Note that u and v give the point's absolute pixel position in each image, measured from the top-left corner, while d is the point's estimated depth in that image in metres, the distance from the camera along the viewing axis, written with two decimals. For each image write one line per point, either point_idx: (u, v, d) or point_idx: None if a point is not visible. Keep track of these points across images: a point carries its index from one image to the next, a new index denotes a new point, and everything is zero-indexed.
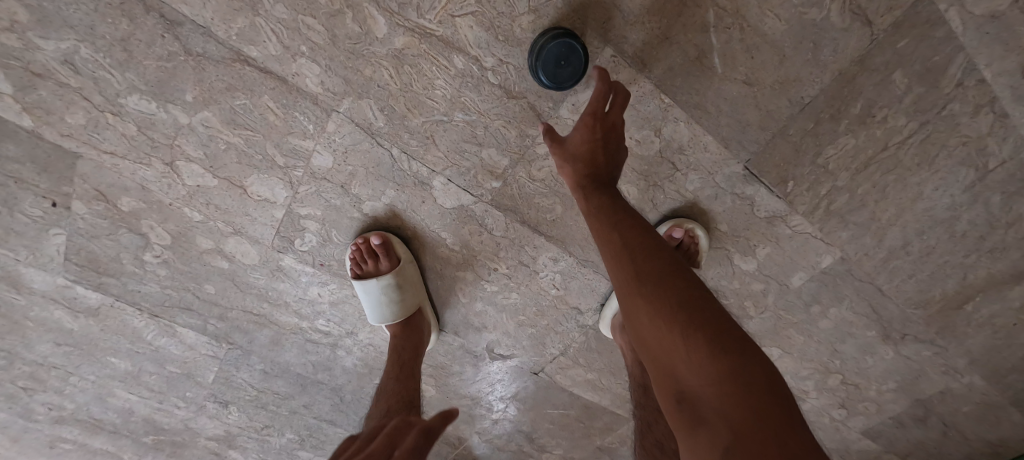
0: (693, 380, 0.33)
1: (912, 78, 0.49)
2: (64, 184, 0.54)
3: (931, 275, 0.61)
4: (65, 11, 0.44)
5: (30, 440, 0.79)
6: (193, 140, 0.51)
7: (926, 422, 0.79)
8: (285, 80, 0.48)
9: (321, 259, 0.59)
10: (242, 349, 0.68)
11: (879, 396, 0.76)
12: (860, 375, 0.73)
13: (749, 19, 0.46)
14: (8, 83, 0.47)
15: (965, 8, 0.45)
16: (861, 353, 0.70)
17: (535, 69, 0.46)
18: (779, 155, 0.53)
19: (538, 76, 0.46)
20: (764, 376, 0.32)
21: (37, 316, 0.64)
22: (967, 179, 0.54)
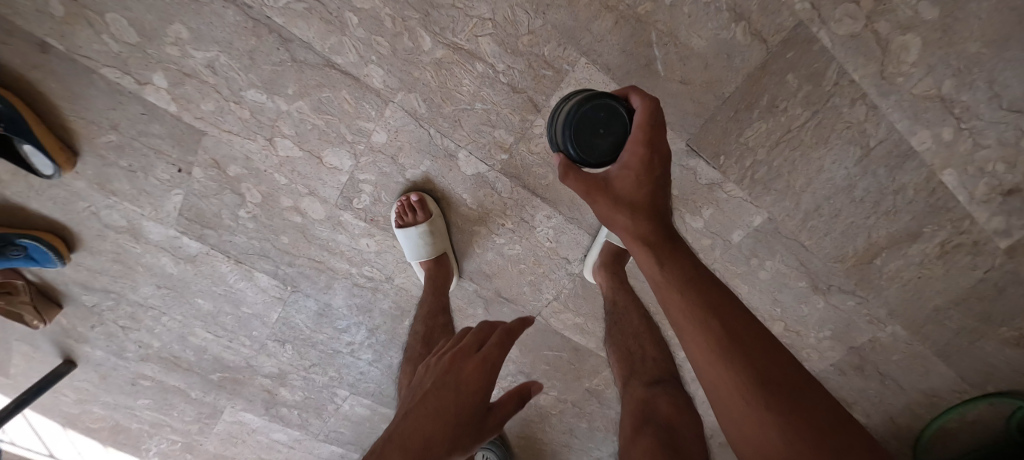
0: (769, 434, 0.36)
1: (801, 78, 0.69)
2: (190, 154, 0.74)
3: (842, 233, 0.80)
4: (214, 31, 0.66)
5: (116, 377, 0.98)
6: (287, 123, 0.72)
7: (864, 371, 0.94)
8: (358, 79, 0.68)
9: (371, 215, 0.79)
10: (303, 293, 0.86)
11: (819, 344, 0.91)
12: (800, 323, 0.89)
13: (681, 37, 0.66)
14: (165, 82, 0.69)
15: (832, 31, 0.66)
16: (798, 303, 0.87)
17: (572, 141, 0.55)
18: (712, 135, 0.72)
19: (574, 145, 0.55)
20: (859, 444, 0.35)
21: (147, 262, 0.84)
22: (856, 155, 0.74)
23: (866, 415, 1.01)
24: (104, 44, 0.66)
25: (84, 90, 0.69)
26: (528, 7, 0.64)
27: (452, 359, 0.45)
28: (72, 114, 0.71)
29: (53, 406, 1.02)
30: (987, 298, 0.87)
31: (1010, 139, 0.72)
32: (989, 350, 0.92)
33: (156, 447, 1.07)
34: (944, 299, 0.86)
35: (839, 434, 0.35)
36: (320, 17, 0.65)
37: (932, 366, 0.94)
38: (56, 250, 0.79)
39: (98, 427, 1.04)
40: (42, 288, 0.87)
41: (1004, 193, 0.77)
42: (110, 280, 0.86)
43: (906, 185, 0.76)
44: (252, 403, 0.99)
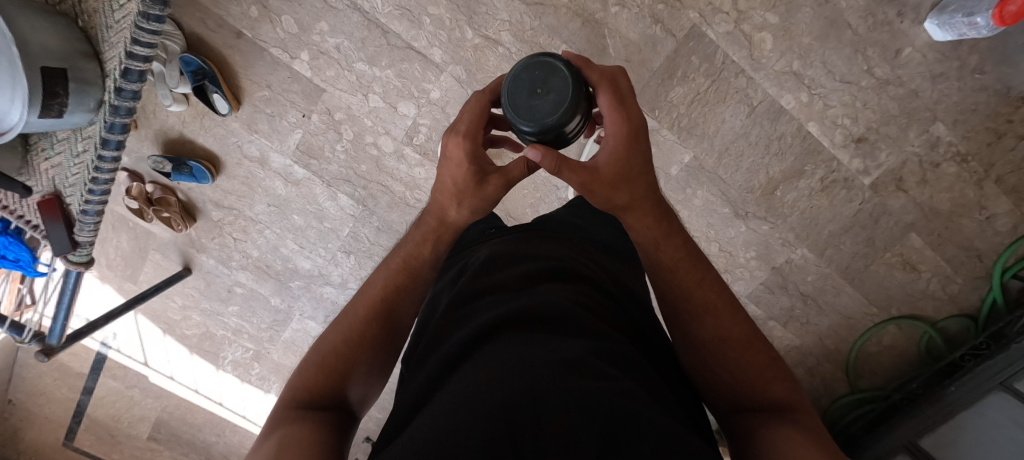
0: (709, 332, 0.59)
1: (701, 60, 1.10)
2: (313, 104, 1.15)
3: (748, 169, 1.17)
4: (342, 26, 1.09)
5: (217, 286, 1.30)
6: (378, 85, 1.13)
7: (785, 288, 1.26)
8: (426, 57, 1.11)
9: (423, 150, 1.17)
10: (370, 211, 1.22)
11: (747, 262, 1.25)
12: (730, 243, 1.24)
13: (623, 34, 1.09)
14: (307, 57, 1.12)
15: (715, 30, 1.08)
16: (726, 225, 1.22)
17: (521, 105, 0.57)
18: (648, 95, 1.14)
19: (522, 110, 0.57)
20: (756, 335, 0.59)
21: (265, 185, 1.22)
22: (746, 111, 1.13)
23: (797, 333, 1.31)
24: (276, 33, 1.10)
25: (256, 61, 1.12)
26: (531, 14, 1.08)
27: (478, 137, 0.60)
28: (246, 77, 1.14)
29: (163, 312, 1.35)
30: (868, 226, 1.19)
31: (847, 102, 1.11)
32: (882, 274, 1.22)
33: (232, 355, 1.36)
34: (833, 226, 1.19)
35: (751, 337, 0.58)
36: (408, 19, 1.08)
37: (841, 288, 1.25)
38: (209, 169, 1.18)
39: (192, 332, 1.36)
40: (186, 205, 1.24)
41: (855, 141, 1.13)
42: (236, 199, 1.23)
43: (785, 134, 1.14)
44: (316, 312, 1.30)
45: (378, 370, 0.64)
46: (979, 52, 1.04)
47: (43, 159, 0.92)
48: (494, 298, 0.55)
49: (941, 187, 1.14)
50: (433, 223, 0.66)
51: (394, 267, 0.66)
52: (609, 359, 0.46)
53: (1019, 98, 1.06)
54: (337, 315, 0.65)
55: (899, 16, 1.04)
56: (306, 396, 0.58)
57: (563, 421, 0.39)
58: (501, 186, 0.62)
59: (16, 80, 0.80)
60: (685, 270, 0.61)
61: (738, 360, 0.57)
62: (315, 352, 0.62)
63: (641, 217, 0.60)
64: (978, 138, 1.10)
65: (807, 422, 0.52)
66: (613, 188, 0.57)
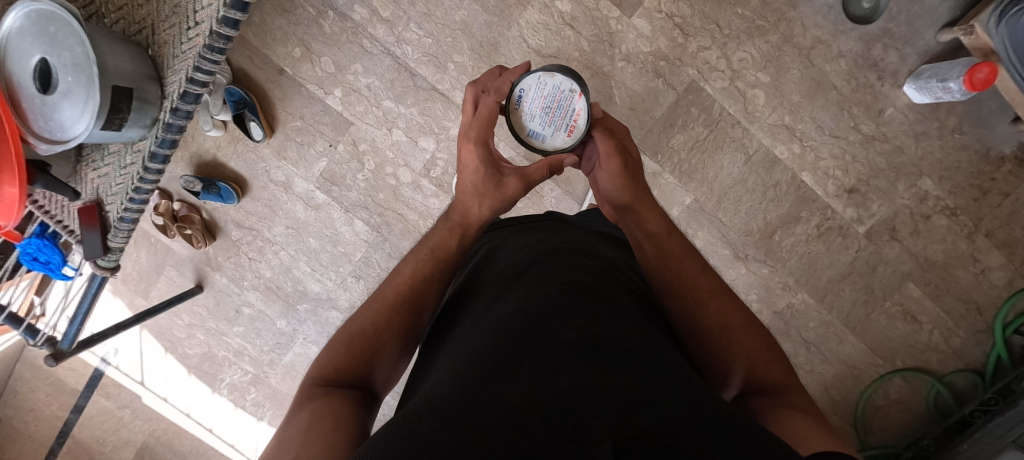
0: (722, 317, 0.61)
1: (701, 111, 1.20)
2: (341, 136, 1.25)
3: (746, 213, 1.24)
4: (375, 68, 1.21)
5: (226, 306, 1.37)
6: (402, 120, 1.23)
7: (789, 334, 1.29)
8: (447, 97, 1.22)
9: (439, 181, 1.25)
10: (383, 238, 1.29)
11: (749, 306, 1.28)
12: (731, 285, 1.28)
13: (629, 85, 1.20)
14: (339, 93, 1.23)
15: (712, 86, 1.19)
16: (727, 267, 1.27)
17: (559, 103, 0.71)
18: (651, 141, 1.23)
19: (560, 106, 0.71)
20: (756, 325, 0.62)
21: (288, 208, 1.29)
22: (742, 159, 1.21)
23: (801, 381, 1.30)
24: (315, 72, 1.22)
25: (293, 95, 1.23)
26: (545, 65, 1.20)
27: (490, 144, 0.66)
28: (282, 109, 1.24)
29: (167, 330, 1.40)
30: (865, 274, 1.23)
31: (837, 155, 1.19)
32: (883, 323, 1.25)
33: (229, 378, 1.41)
34: (832, 272, 1.24)
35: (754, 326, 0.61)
36: (434, 64, 1.20)
37: (844, 337, 1.27)
38: (236, 190, 1.26)
39: (194, 352, 1.41)
40: (209, 224, 1.31)
41: (847, 192, 1.21)
42: (256, 220, 1.30)
43: (780, 182, 1.22)
44: (320, 336, 1.35)
45: (398, 354, 0.63)
46: (956, 115, 1.13)
47: (92, 169, 0.96)
48: (508, 274, 0.60)
49: (934, 238, 1.19)
50: (457, 220, 0.68)
51: (422, 256, 0.67)
52: (617, 321, 0.49)
53: (998, 157, 1.14)
54: (364, 301, 0.65)
55: (879, 80, 1.15)
56: (331, 373, 0.57)
57: (562, 361, 0.41)
58: (520, 185, 0.66)
59: (90, 94, 0.82)
60: (689, 258, 0.65)
61: (741, 344, 0.59)
62: (342, 334, 0.62)
63: (649, 208, 0.67)
64: (965, 194, 1.16)
65: (803, 404, 0.53)
66: (630, 181, 0.66)
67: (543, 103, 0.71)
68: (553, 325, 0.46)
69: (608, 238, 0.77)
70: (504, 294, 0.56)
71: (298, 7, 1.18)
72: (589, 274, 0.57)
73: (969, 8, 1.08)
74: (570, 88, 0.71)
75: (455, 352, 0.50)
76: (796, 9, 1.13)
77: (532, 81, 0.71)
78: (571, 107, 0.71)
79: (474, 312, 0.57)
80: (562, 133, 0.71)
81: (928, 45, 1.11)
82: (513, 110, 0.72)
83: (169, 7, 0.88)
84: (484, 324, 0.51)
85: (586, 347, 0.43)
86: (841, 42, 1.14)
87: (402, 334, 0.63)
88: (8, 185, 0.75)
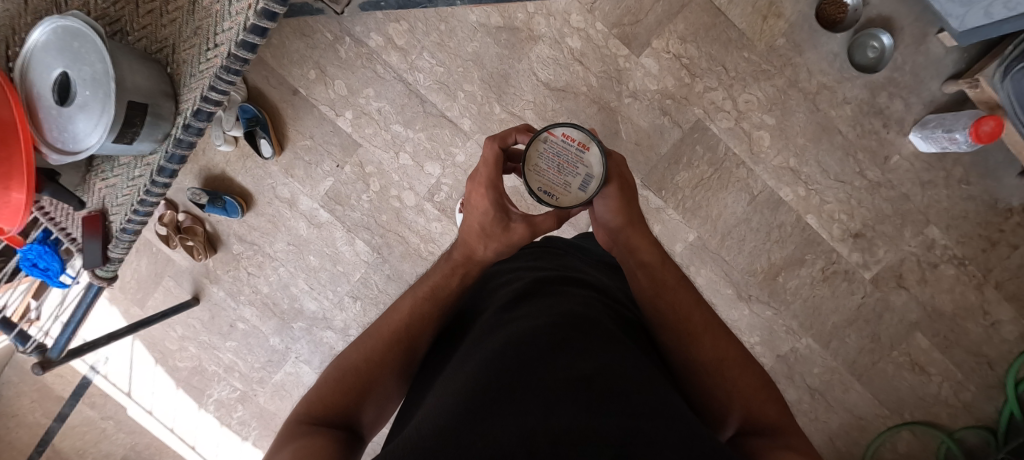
0: (716, 352, 0.59)
1: (706, 149, 1.21)
2: (348, 156, 1.26)
3: (750, 252, 1.23)
4: (387, 93, 1.24)
5: (221, 320, 1.36)
6: (410, 145, 1.25)
7: (793, 380, 1.25)
8: (456, 124, 1.23)
9: (443, 205, 1.26)
10: (383, 259, 1.29)
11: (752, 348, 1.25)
12: (734, 325, 1.25)
13: (635, 120, 1.21)
14: (350, 116, 1.25)
15: (718, 125, 1.20)
16: (729, 307, 1.25)
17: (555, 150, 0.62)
18: (657, 176, 1.23)
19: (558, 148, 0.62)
20: (756, 367, 0.60)
21: (291, 225, 1.30)
22: (747, 198, 1.21)
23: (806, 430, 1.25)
24: (328, 94, 1.25)
25: (305, 115, 1.26)
26: (553, 97, 1.22)
27: (502, 190, 0.62)
28: (294, 128, 1.27)
29: (160, 341, 1.39)
30: (872, 321, 1.21)
31: (843, 199, 1.19)
32: (890, 373, 1.22)
33: (217, 394, 1.38)
34: (837, 318, 1.22)
35: (753, 367, 0.59)
36: (444, 92, 1.23)
37: (850, 385, 1.23)
38: (242, 204, 1.27)
39: (184, 365, 1.39)
40: (211, 237, 1.32)
41: (853, 236, 1.20)
42: (259, 235, 1.31)
43: (784, 223, 1.21)
44: (313, 356, 1.34)
45: (389, 390, 0.61)
46: (962, 165, 1.13)
47: (100, 179, 0.96)
48: (501, 305, 0.59)
49: (942, 288, 1.18)
50: (459, 259, 0.68)
51: (421, 293, 0.67)
52: (614, 356, 0.47)
53: (1006, 209, 1.13)
54: (359, 336, 0.65)
55: (885, 127, 1.15)
56: (318, 410, 0.55)
57: (556, 400, 0.40)
58: (528, 233, 0.63)
59: (106, 109, 0.83)
60: (683, 290, 0.64)
61: (735, 380, 0.57)
62: (333, 369, 0.61)
63: (643, 238, 0.65)
64: (973, 244, 1.15)
65: (800, 445, 0.50)
66: (629, 211, 0.64)
67: (554, 168, 0.62)
68: (543, 361, 0.45)
69: (606, 266, 0.77)
70: (496, 327, 0.54)
71: (317, 32, 1.22)
72: (583, 306, 0.56)
73: (973, 62, 1.09)
74: (543, 138, 0.62)
75: (443, 388, 0.49)
76: (801, 55, 1.15)
77: (528, 174, 0.62)
78: (562, 140, 0.62)
79: (466, 344, 0.56)
80: (585, 154, 0.61)
81: (934, 96, 1.12)
82: (552, 202, 0.61)
83: (192, 27, 0.91)
84: (475, 359, 0.50)
85: (578, 384, 0.41)
86: (846, 88, 1.15)
87: (394, 371, 0.61)
88: (16, 192, 0.74)
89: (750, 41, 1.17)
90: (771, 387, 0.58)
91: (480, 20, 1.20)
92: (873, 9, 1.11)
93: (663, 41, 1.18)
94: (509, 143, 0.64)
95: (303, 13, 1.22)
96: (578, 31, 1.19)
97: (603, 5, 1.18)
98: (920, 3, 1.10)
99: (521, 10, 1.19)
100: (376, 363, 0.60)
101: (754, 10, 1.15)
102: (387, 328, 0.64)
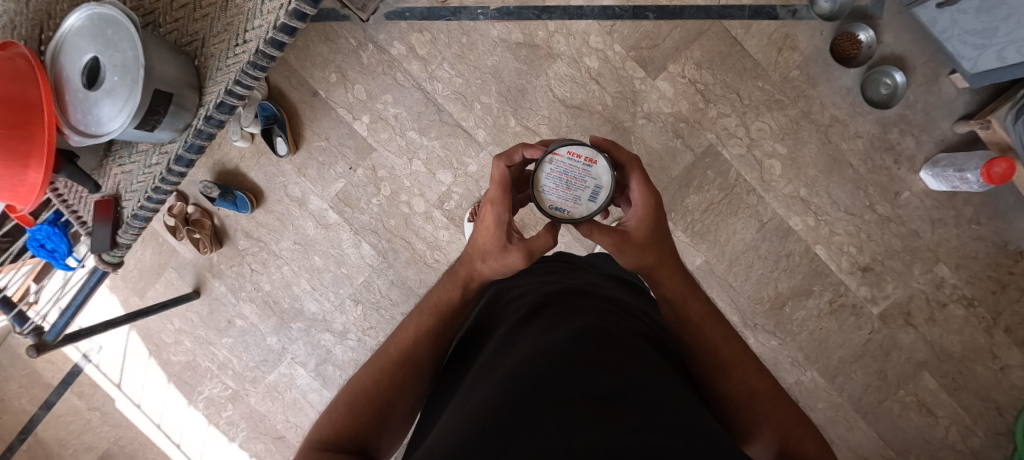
0: (746, 385, 0.58)
1: (716, 174, 1.21)
2: (361, 160, 1.27)
3: (757, 280, 1.22)
4: (404, 100, 1.25)
5: (220, 316, 1.34)
6: (423, 152, 1.26)
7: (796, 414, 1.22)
8: (469, 134, 1.25)
9: (451, 214, 1.26)
10: (388, 264, 1.28)
11: None
12: None
13: (648, 141, 1.22)
14: (367, 120, 1.27)
15: (729, 151, 1.21)
16: None
17: (559, 165, 0.63)
18: (667, 198, 1.23)
19: (562, 162, 0.63)
20: (788, 398, 0.58)
21: (298, 224, 1.30)
22: (756, 225, 1.21)
23: None
24: (347, 97, 1.27)
25: (323, 117, 1.27)
26: (568, 114, 1.23)
27: (509, 208, 0.62)
28: (310, 128, 1.28)
29: (156, 333, 1.37)
30: (879, 358, 1.19)
31: (852, 232, 1.19)
32: (897, 413, 1.19)
33: (207, 391, 1.36)
34: (844, 352, 1.20)
35: (784, 399, 0.58)
36: (461, 103, 1.25)
37: (855, 424, 1.21)
38: (251, 200, 1.28)
39: (178, 359, 1.37)
40: (218, 231, 1.32)
41: (861, 269, 1.19)
42: (265, 232, 1.31)
43: (792, 252, 1.20)
44: (309, 358, 1.32)
45: (402, 411, 0.59)
46: (972, 205, 1.13)
47: (117, 165, 0.96)
48: (515, 322, 0.58)
49: (951, 328, 1.17)
50: (461, 275, 0.66)
51: (427, 309, 0.65)
52: (635, 371, 0.45)
53: (1016, 252, 1.13)
54: (367, 359, 0.63)
55: (896, 163, 1.16)
56: (331, 437, 0.53)
57: (573, 423, 0.38)
58: (525, 256, 0.61)
59: (132, 95, 0.83)
60: (711, 325, 0.62)
61: (768, 416, 0.55)
62: (344, 393, 0.59)
63: (670, 276, 0.63)
64: (983, 285, 1.15)
65: None
66: (645, 250, 0.61)
67: (563, 186, 0.63)
68: (562, 379, 0.43)
69: (621, 280, 0.75)
70: (510, 344, 0.53)
71: (341, 37, 1.25)
72: (600, 319, 0.54)
73: (985, 104, 1.11)
74: (550, 159, 0.63)
75: (457, 409, 0.47)
76: (815, 88, 1.17)
77: (538, 197, 0.64)
78: (568, 159, 0.63)
79: (481, 361, 0.54)
80: (591, 168, 0.63)
81: (945, 135, 1.13)
82: (564, 217, 0.63)
83: (223, 23, 0.92)
84: (490, 379, 0.48)
85: (599, 403, 0.40)
86: (858, 123, 1.16)
87: (406, 392, 0.59)
88: (33, 171, 0.74)
89: (764, 72, 1.19)
90: (803, 420, 0.56)
91: (501, 36, 1.23)
92: (887, 48, 1.14)
93: (679, 66, 1.21)
94: (517, 159, 0.63)
95: (329, 18, 1.25)
96: (597, 51, 1.22)
97: (622, 28, 1.21)
98: (932, 45, 1.12)
99: (541, 28, 1.22)
100: (386, 385, 0.59)
101: (770, 42, 1.18)
102: (395, 348, 0.62)
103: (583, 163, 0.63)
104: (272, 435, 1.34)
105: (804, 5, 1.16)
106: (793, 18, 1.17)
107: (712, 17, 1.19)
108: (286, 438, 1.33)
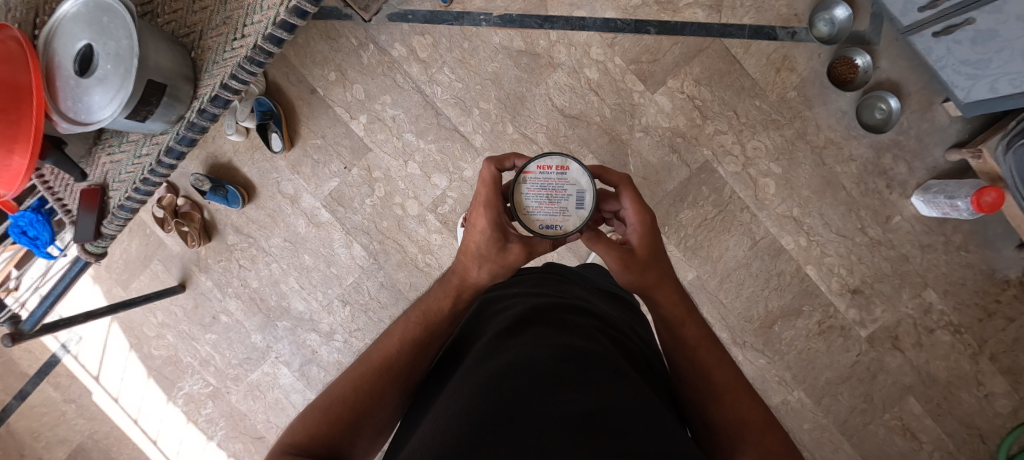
0: (739, 412, 0.55)
1: (709, 190, 1.22)
2: (356, 159, 1.27)
3: (748, 297, 1.22)
4: (402, 101, 1.25)
5: (204, 310, 1.32)
6: (419, 154, 1.25)
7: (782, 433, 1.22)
8: (466, 138, 1.24)
9: (445, 218, 1.25)
10: (378, 265, 1.27)
11: None
12: None
13: (644, 153, 1.22)
14: (364, 120, 1.26)
15: (724, 168, 1.21)
16: None
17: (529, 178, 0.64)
18: (660, 211, 1.23)
19: (532, 175, 0.64)
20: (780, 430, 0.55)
21: (289, 222, 1.29)
22: (748, 242, 1.21)
23: None
24: (345, 97, 1.26)
25: (320, 115, 1.27)
26: (566, 124, 1.23)
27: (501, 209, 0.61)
28: (307, 126, 1.27)
29: (138, 326, 1.35)
30: (866, 380, 1.19)
31: (842, 253, 1.19)
32: (882, 437, 1.19)
33: (188, 387, 1.33)
34: (831, 374, 1.20)
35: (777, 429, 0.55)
36: (460, 107, 1.24)
37: (840, 445, 1.21)
38: (243, 195, 1.26)
39: (159, 353, 1.35)
40: (207, 225, 1.31)
41: (851, 292, 1.20)
42: (256, 229, 1.29)
43: (784, 271, 1.21)
44: (293, 358, 1.30)
45: (376, 422, 0.58)
46: (961, 232, 1.15)
47: (106, 154, 0.93)
48: (498, 332, 0.57)
49: (937, 354, 1.17)
50: (454, 282, 0.64)
51: (414, 318, 0.63)
52: (618, 391, 0.45)
53: (1003, 280, 1.14)
54: (348, 365, 0.61)
55: (888, 187, 1.17)
56: (304, 442, 0.52)
57: (552, 442, 0.37)
58: (524, 255, 0.61)
59: (125, 84, 0.81)
60: (705, 350, 0.60)
61: (756, 445, 0.53)
62: (321, 399, 0.57)
63: (658, 297, 0.61)
64: (970, 312, 1.16)
65: None
66: (645, 269, 0.60)
67: (545, 200, 0.64)
68: (542, 395, 0.43)
69: (614, 298, 0.75)
70: (493, 354, 0.52)
71: (342, 36, 1.25)
72: (587, 337, 0.53)
73: (977, 133, 1.12)
74: (524, 179, 0.64)
75: (433, 419, 0.46)
76: (811, 110, 1.18)
77: (526, 217, 0.64)
78: (540, 173, 0.64)
79: (461, 371, 0.53)
80: (566, 175, 0.64)
81: (937, 162, 1.15)
82: (559, 233, 0.63)
83: (222, 16, 0.91)
84: (472, 388, 0.47)
85: (580, 423, 0.39)
86: (852, 146, 1.18)
87: (383, 402, 0.58)
88: (18, 156, 0.72)
89: (762, 91, 1.20)
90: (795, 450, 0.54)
91: (503, 43, 1.23)
92: (883, 73, 1.15)
93: (678, 81, 1.21)
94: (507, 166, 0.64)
95: (331, 16, 1.24)
96: (597, 63, 1.22)
97: (623, 41, 1.22)
98: (928, 73, 1.14)
99: (543, 37, 1.22)
100: (366, 394, 0.57)
101: (768, 62, 1.19)
102: (376, 355, 0.61)
103: (550, 170, 0.64)
104: (252, 435, 1.31)
105: (803, 27, 1.18)
106: (792, 40, 1.18)
107: (713, 35, 1.20)
108: (265, 438, 1.31)
